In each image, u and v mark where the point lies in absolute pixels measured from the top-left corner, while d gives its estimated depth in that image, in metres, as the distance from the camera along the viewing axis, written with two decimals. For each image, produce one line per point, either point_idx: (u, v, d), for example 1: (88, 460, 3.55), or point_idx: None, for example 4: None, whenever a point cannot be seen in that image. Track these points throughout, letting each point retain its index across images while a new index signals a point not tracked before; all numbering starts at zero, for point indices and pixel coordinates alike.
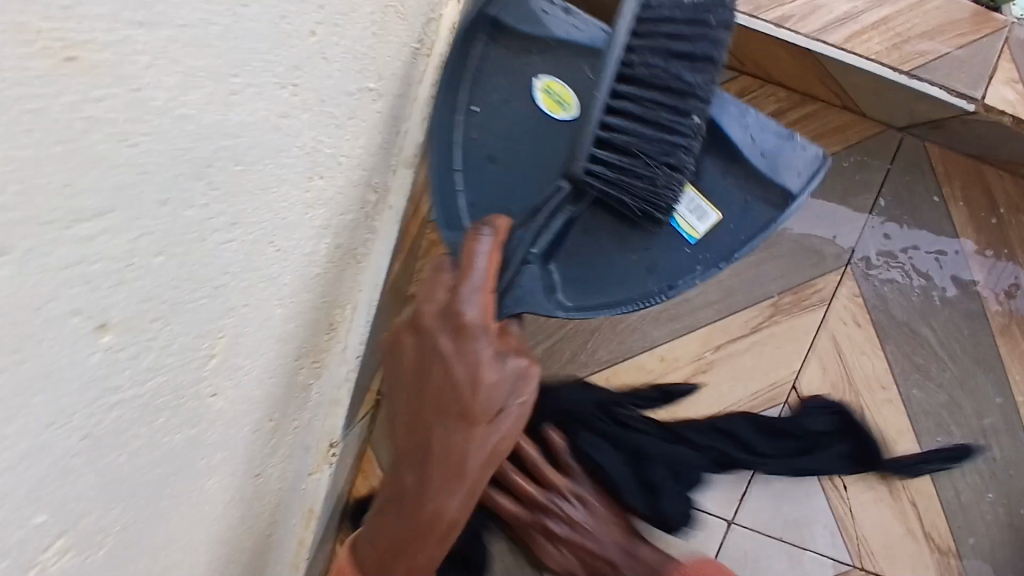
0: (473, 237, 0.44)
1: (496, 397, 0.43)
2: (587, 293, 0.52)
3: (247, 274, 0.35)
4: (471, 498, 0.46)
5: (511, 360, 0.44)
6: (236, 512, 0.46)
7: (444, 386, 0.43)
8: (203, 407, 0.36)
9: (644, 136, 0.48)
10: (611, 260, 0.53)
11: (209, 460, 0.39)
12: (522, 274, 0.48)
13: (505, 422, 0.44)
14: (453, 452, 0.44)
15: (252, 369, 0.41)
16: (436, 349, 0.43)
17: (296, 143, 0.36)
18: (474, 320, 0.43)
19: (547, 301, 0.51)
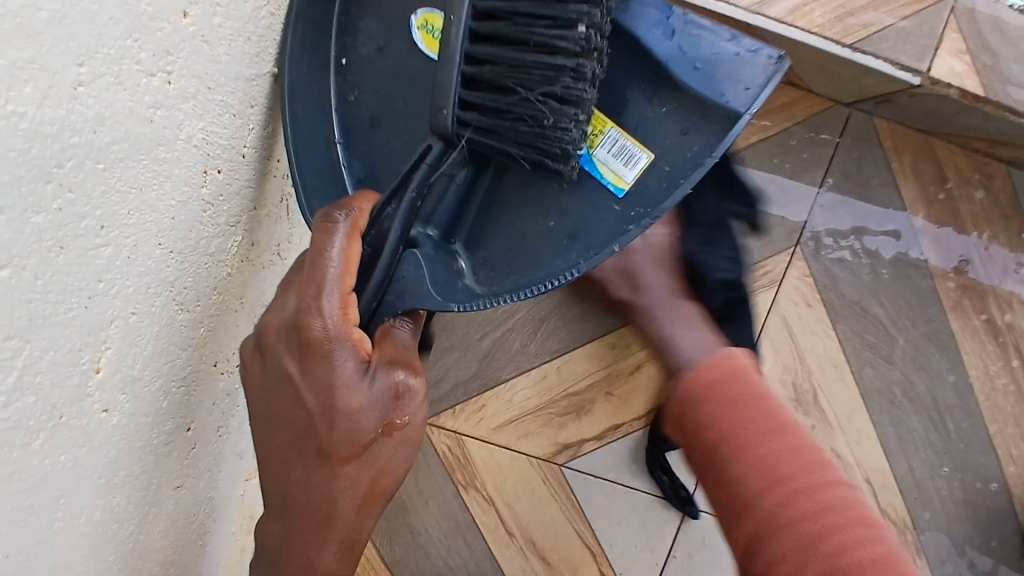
0: (324, 228, 0.39)
1: (358, 428, 0.40)
2: (502, 275, 0.47)
3: (130, 278, 0.33)
4: (350, 539, 0.43)
5: (376, 378, 0.40)
6: (156, 528, 0.43)
7: (299, 414, 0.40)
8: (94, 423, 0.34)
9: (517, 75, 0.42)
10: (520, 234, 0.48)
11: (111, 479, 0.37)
12: (406, 258, 0.43)
13: (373, 452, 0.41)
14: (319, 484, 0.41)
15: (154, 380, 0.38)
16: (286, 371, 0.40)
17: (179, 136, 0.33)
18: (324, 339, 0.38)
19: (438, 288, 0.45)
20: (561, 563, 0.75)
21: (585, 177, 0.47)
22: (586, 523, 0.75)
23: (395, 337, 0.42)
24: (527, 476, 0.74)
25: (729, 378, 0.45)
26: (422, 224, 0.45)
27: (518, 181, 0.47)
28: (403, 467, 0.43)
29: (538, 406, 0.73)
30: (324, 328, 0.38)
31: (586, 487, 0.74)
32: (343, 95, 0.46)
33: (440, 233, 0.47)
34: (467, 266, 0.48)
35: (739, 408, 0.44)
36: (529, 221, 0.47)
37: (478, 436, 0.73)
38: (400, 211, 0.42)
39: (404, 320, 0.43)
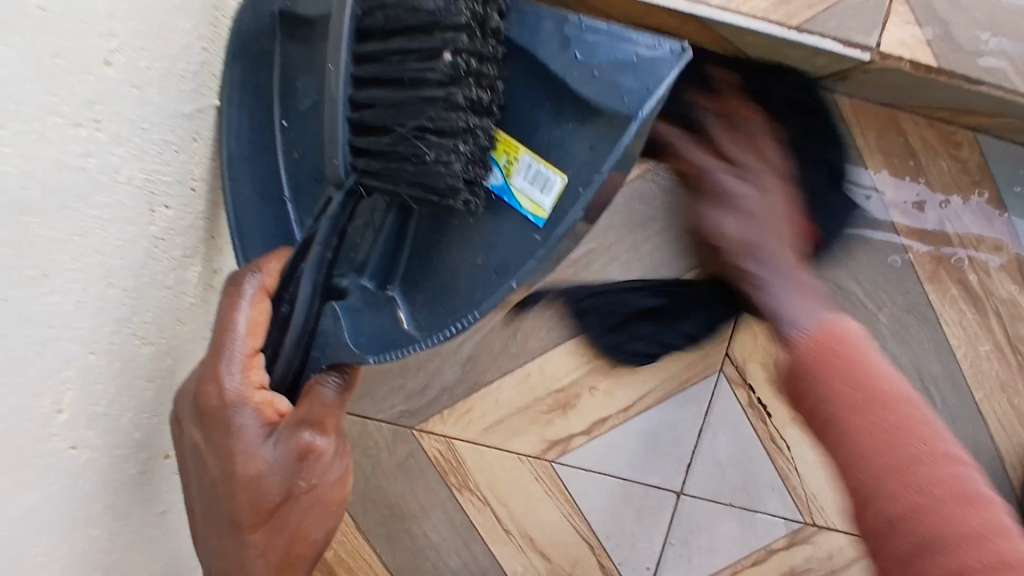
0: (230, 295, 0.41)
1: (262, 493, 0.41)
2: (438, 308, 0.47)
3: (85, 320, 0.34)
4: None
5: (280, 442, 0.41)
6: (140, 554, 0.45)
7: (210, 482, 0.42)
8: (63, 461, 0.35)
9: (398, 114, 0.42)
10: (451, 274, 0.47)
11: (88, 511, 0.38)
12: (324, 312, 0.45)
13: (282, 519, 0.42)
14: (233, 547, 0.43)
15: (123, 413, 0.40)
16: (193, 441, 0.42)
17: (117, 179, 0.35)
18: (221, 406, 0.40)
19: (361, 338, 0.46)
20: (559, 557, 0.76)
21: (506, 207, 0.46)
22: (580, 515, 0.76)
23: (319, 395, 0.43)
24: (518, 474, 0.75)
25: (829, 351, 0.46)
26: (355, 273, 0.47)
27: (441, 225, 0.48)
28: (324, 532, 0.44)
29: (525, 404, 0.74)
30: (220, 397, 0.40)
31: (579, 480, 0.75)
32: (288, 151, 0.46)
33: (376, 282, 0.48)
34: (410, 320, 0.48)
35: (849, 380, 0.44)
36: (456, 261, 0.47)
37: (467, 439, 0.75)
38: (308, 265, 0.43)
39: (330, 374, 0.45)
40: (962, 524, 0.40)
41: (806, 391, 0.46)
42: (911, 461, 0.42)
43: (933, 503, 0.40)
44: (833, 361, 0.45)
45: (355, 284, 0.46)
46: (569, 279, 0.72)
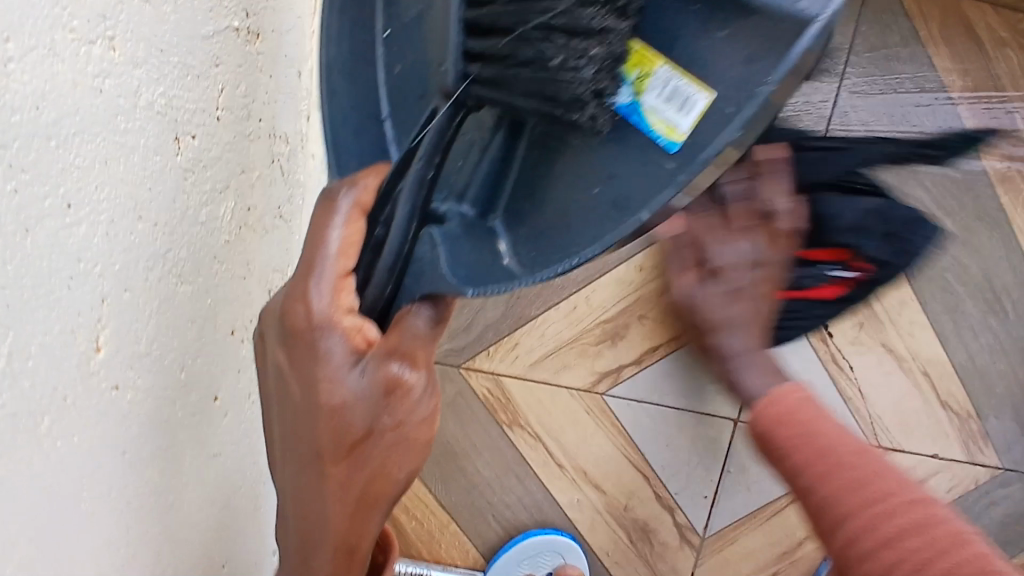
0: (326, 207, 0.39)
1: (345, 426, 0.38)
2: (542, 245, 0.43)
3: (115, 254, 0.33)
4: (347, 544, 0.41)
5: (366, 371, 0.37)
6: (199, 496, 0.45)
7: (293, 409, 0.38)
8: (106, 401, 0.34)
9: (520, 11, 0.40)
10: (562, 208, 0.42)
11: (139, 453, 0.37)
12: (422, 237, 0.43)
13: (366, 456, 0.39)
14: (314, 483, 0.39)
15: (166, 353, 0.39)
16: (277, 366, 0.39)
17: (138, 103, 0.33)
18: (309, 329, 0.37)
19: (458, 270, 0.43)
20: (614, 489, 0.76)
21: (633, 129, 0.40)
22: (634, 447, 0.75)
23: (408, 327, 0.39)
24: (570, 408, 0.74)
25: (791, 410, 0.49)
26: (455, 200, 0.44)
27: (554, 150, 0.43)
28: (406, 474, 0.40)
29: (570, 338, 0.72)
30: (307, 319, 0.37)
31: (632, 412, 0.74)
32: (388, 66, 0.44)
33: (476, 211, 0.44)
34: (511, 257, 0.43)
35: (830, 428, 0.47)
36: (563, 193, 0.42)
37: (515, 375, 0.73)
38: (406, 188, 0.41)
39: (422, 305, 0.41)
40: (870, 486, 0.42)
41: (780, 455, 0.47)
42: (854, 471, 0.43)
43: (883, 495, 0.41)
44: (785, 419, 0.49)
45: (456, 210, 0.44)
46: None
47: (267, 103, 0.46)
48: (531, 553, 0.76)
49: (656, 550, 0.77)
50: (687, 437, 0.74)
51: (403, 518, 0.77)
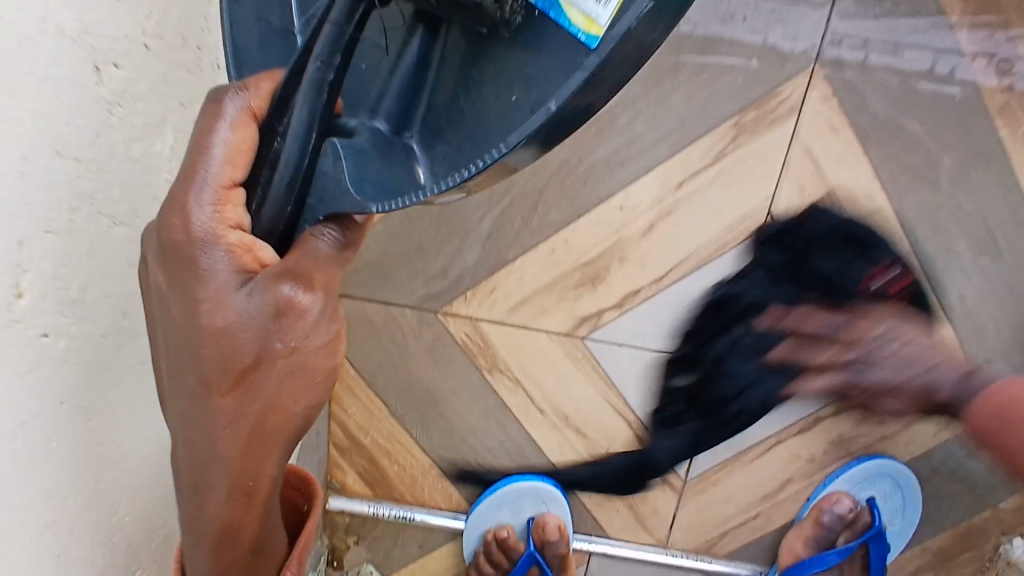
0: (209, 110, 0.31)
1: (229, 351, 0.30)
2: (454, 154, 0.33)
3: (34, 195, 0.31)
4: (243, 490, 0.33)
5: (257, 288, 0.30)
6: (156, 446, 0.44)
7: (171, 339, 0.31)
8: (36, 350, 0.32)
9: None
10: (479, 111, 0.33)
11: (80, 402, 0.36)
12: (323, 149, 0.33)
13: (256, 386, 0.31)
14: (196, 429, 0.32)
15: (103, 299, 0.37)
16: (157, 291, 0.31)
17: (47, 29, 0.30)
18: (187, 241, 0.30)
19: (367, 185, 0.34)
20: (596, 434, 0.76)
21: (551, 27, 0.30)
22: (615, 391, 0.74)
23: (312, 248, 0.32)
24: (548, 352, 0.73)
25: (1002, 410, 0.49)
26: (365, 115, 0.35)
27: (473, 52, 0.33)
28: (307, 407, 0.32)
29: (549, 283, 0.70)
30: (185, 233, 0.30)
31: (611, 355, 0.72)
32: None
33: (391, 127, 0.35)
34: (425, 176, 0.34)
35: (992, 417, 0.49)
36: (486, 92, 0.33)
37: (493, 320, 0.72)
38: (304, 87, 0.31)
39: (329, 227, 0.33)
40: None
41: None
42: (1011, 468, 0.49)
43: None
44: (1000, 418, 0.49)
45: (366, 126, 0.34)
46: (592, 140, 0.66)
47: (207, 32, 0.43)
48: (512, 498, 0.77)
49: (638, 492, 0.77)
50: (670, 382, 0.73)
51: (385, 464, 0.76)
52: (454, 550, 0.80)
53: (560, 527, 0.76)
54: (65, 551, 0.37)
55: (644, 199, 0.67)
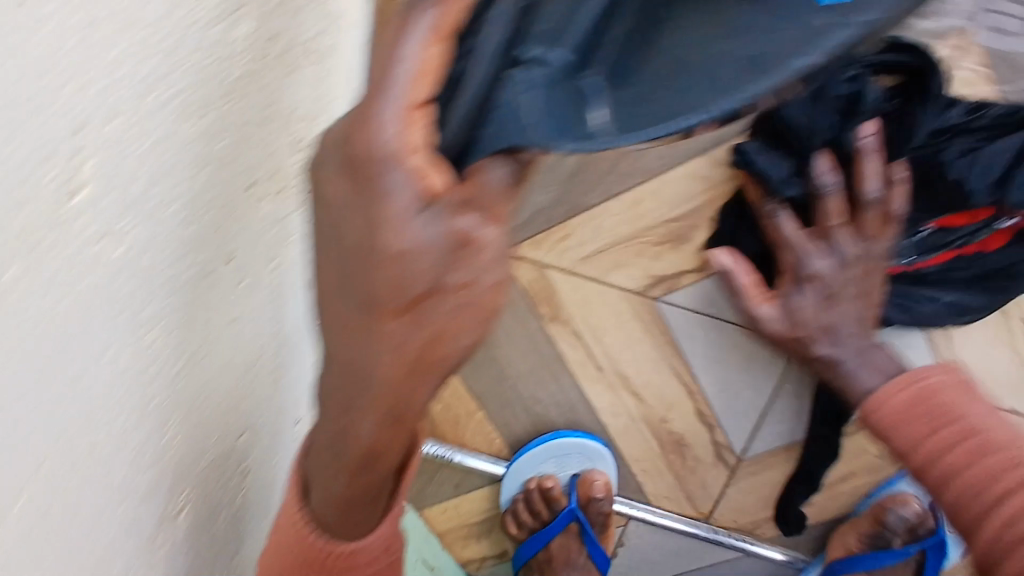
0: (397, 28, 0.28)
1: (403, 278, 0.29)
2: (644, 103, 0.32)
3: (99, 72, 0.26)
4: (395, 415, 0.34)
5: (439, 218, 0.29)
6: (212, 365, 0.41)
7: (343, 255, 0.31)
8: (91, 250, 0.29)
9: None
10: (678, 63, 0.32)
11: (136, 313, 0.33)
12: (504, 81, 0.31)
13: (427, 314, 0.30)
14: (357, 348, 0.32)
15: (167, 203, 0.33)
16: (334, 199, 0.30)
17: None
18: (372, 155, 0.28)
19: (548, 122, 0.31)
20: (653, 398, 0.72)
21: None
22: (682, 359, 0.71)
23: (483, 181, 0.30)
24: (617, 307, 0.70)
25: (919, 398, 0.52)
26: (544, 46, 0.32)
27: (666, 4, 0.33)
28: (468, 343, 0.32)
29: (632, 234, 0.68)
30: (372, 147, 0.28)
31: (685, 322, 0.71)
32: None
33: (575, 59, 0.32)
34: (606, 121, 0.32)
35: (975, 401, 0.51)
36: (689, 46, 0.32)
37: (564, 268, 0.68)
38: (504, 14, 0.32)
39: (499, 161, 0.31)
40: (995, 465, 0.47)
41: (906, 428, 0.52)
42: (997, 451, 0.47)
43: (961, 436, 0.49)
44: (915, 406, 0.52)
45: (544, 57, 0.31)
46: None
47: None
48: (558, 453, 0.74)
49: (689, 465, 0.75)
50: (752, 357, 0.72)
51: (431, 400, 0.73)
52: (489, 494, 0.78)
53: (607, 487, 0.74)
54: (110, 469, 0.34)
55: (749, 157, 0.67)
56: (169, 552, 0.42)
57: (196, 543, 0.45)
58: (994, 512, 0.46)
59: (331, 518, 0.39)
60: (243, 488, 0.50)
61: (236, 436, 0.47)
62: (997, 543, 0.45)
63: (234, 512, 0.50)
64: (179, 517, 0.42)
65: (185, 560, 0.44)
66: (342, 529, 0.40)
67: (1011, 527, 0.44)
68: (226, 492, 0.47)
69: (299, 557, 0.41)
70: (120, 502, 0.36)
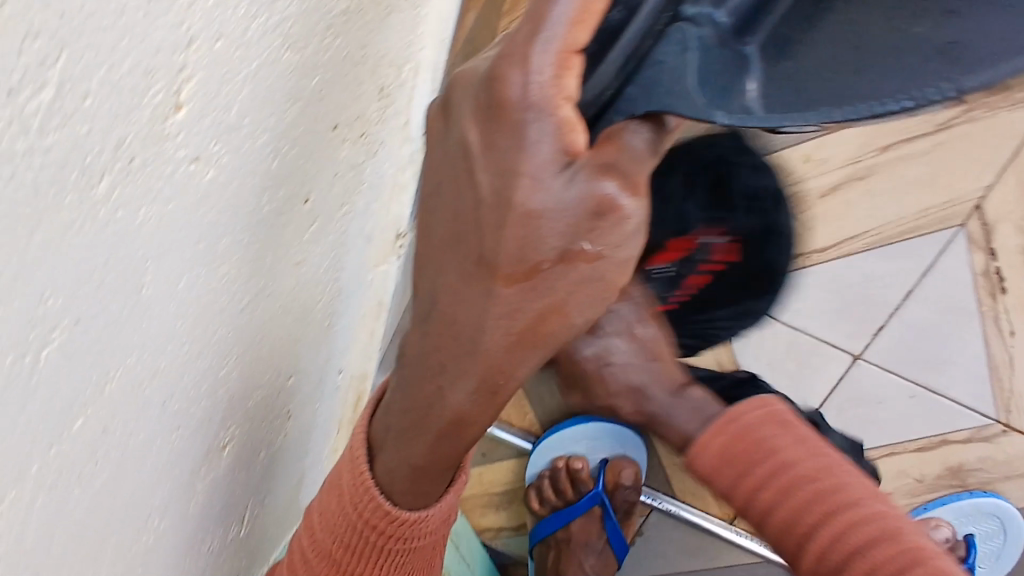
0: None
1: (535, 241, 0.32)
2: (798, 88, 0.34)
3: None
4: (490, 386, 0.37)
5: (579, 181, 0.31)
6: (275, 304, 0.40)
7: (471, 208, 0.34)
8: (183, 174, 0.28)
9: None
10: (855, 44, 0.34)
11: (214, 244, 0.32)
12: (666, 38, 0.36)
13: (546, 279, 0.33)
14: (471, 306, 0.35)
15: (260, 132, 0.32)
16: (469, 144, 0.33)
17: None
18: (519, 101, 0.30)
19: (699, 86, 0.35)
20: None
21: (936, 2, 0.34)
22: (729, 354, 0.75)
23: (624, 145, 0.33)
24: None
25: (735, 445, 0.41)
26: (709, 6, 0.36)
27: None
28: (583, 321, 0.35)
29: None
30: (523, 90, 0.30)
31: None
32: None
33: (731, 26, 0.36)
34: (756, 94, 0.35)
35: (799, 435, 0.41)
36: (860, 28, 0.34)
37: None
38: None
39: (640, 125, 0.34)
40: (832, 501, 0.38)
41: (768, 435, 0.40)
42: (811, 484, 0.38)
43: (815, 481, 0.39)
44: (730, 450, 0.41)
45: (707, 16, 0.36)
46: None
47: None
48: (590, 436, 0.79)
49: None
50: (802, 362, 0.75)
51: None
52: (516, 468, 0.81)
53: (637, 477, 0.74)
54: (167, 399, 0.33)
55: (836, 158, 0.73)
56: (208, 488, 0.41)
57: (235, 480, 0.44)
58: (814, 537, 0.38)
59: (399, 482, 0.41)
60: (283, 431, 0.50)
61: (285, 377, 0.46)
62: (826, 564, 0.38)
63: (271, 454, 0.49)
64: (222, 453, 0.41)
65: (222, 497, 0.43)
66: (408, 494, 0.41)
67: (840, 552, 0.37)
68: (268, 432, 0.47)
69: (361, 514, 0.42)
70: (174, 431, 0.35)
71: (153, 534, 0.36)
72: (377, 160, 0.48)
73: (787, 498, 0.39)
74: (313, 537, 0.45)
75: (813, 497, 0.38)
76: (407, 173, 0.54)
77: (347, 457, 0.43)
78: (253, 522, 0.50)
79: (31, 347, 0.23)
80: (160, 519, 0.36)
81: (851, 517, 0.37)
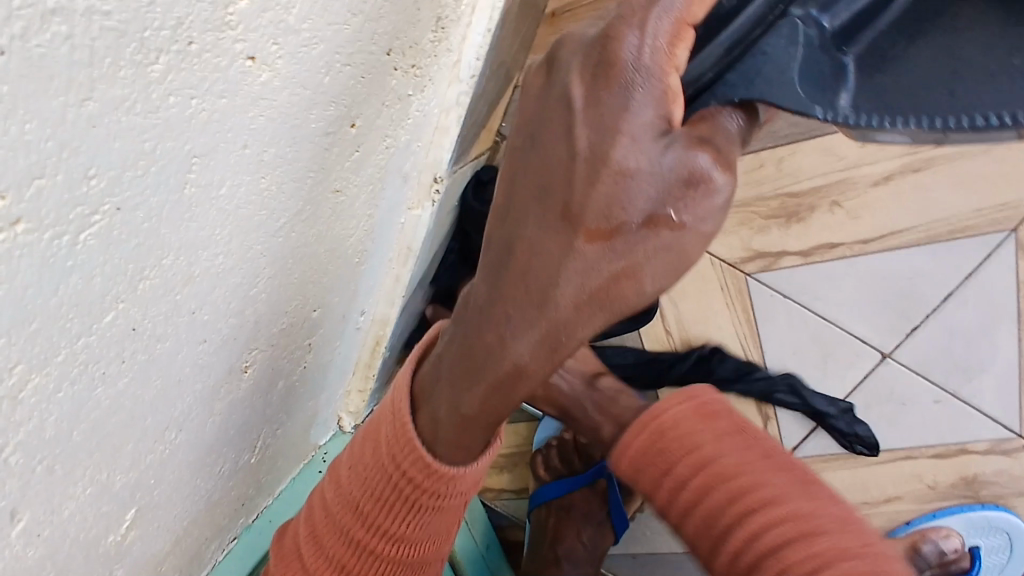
0: None
1: (624, 199, 0.30)
2: (882, 97, 0.32)
3: None
4: (553, 342, 0.33)
5: (675, 148, 0.29)
6: (311, 230, 0.40)
7: (557, 158, 0.32)
8: (239, 73, 0.27)
9: None
10: (952, 62, 0.31)
11: (259, 154, 0.31)
12: (777, 29, 0.33)
13: (628, 243, 0.30)
14: (545, 258, 0.32)
15: (316, 41, 0.31)
16: (568, 98, 0.31)
17: None
18: (630, 64, 0.30)
19: (805, 88, 0.32)
20: None
21: None
22: (755, 344, 0.75)
23: (721, 125, 0.32)
24: (704, 272, 0.76)
25: (675, 423, 0.41)
26: (816, 8, 0.33)
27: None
28: (654, 292, 0.31)
29: (744, 201, 0.74)
30: (636, 55, 0.29)
31: (770, 303, 0.74)
32: None
33: (836, 34, 0.33)
34: (848, 103, 0.33)
35: (727, 430, 0.41)
36: (968, 49, 0.31)
37: None
38: None
39: (736, 113, 0.33)
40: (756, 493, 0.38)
41: (703, 427, 0.41)
42: (734, 485, 0.39)
43: (751, 472, 0.39)
44: (654, 447, 0.42)
45: (813, 18, 0.33)
46: None
47: None
48: None
49: None
50: (829, 357, 0.72)
51: None
52: (524, 432, 0.83)
53: None
54: (197, 312, 0.32)
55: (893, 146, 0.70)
56: (227, 410, 0.41)
57: (253, 405, 0.44)
58: (689, 517, 0.41)
59: (443, 435, 0.41)
60: (303, 363, 0.49)
61: (311, 309, 0.46)
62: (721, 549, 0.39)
63: (290, 385, 0.48)
64: (243, 375, 0.41)
65: (240, 420, 0.43)
66: (449, 448, 0.41)
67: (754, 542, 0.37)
68: (290, 361, 0.46)
69: (398, 465, 0.42)
70: (201, 343, 0.34)
71: (169, 446, 0.36)
72: (424, 96, 0.47)
73: (701, 497, 0.40)
74: (339, 489, 0.45)
75: (725, 489, 0.39)
76: (452, 116, 0.53)
77: (389, 408, 0.43)
78: (265, 451, 0.49)
79: (70, 227, 0.22)
80: (178, 432, 0.36)
81: (776, 515, 0.37)
